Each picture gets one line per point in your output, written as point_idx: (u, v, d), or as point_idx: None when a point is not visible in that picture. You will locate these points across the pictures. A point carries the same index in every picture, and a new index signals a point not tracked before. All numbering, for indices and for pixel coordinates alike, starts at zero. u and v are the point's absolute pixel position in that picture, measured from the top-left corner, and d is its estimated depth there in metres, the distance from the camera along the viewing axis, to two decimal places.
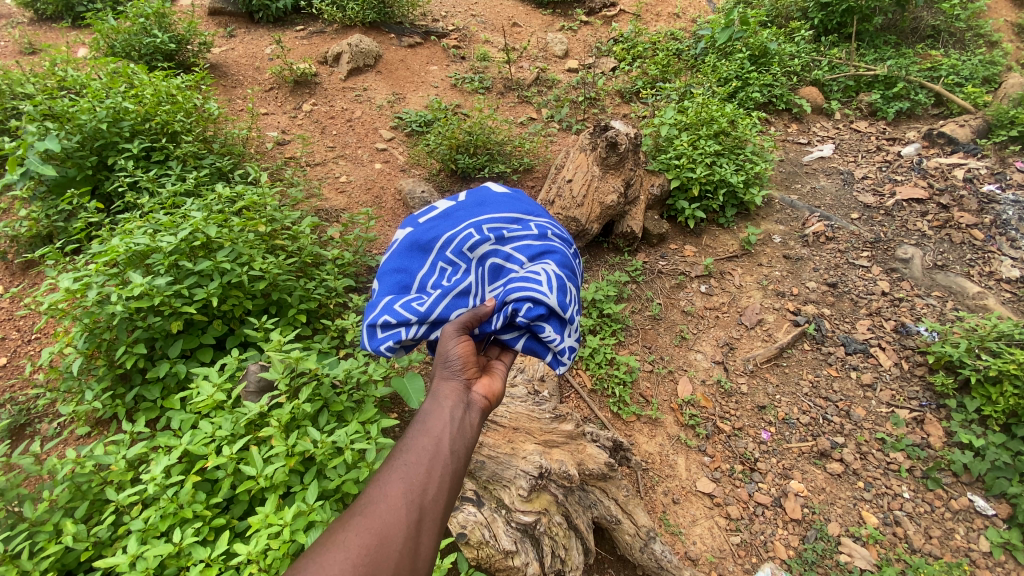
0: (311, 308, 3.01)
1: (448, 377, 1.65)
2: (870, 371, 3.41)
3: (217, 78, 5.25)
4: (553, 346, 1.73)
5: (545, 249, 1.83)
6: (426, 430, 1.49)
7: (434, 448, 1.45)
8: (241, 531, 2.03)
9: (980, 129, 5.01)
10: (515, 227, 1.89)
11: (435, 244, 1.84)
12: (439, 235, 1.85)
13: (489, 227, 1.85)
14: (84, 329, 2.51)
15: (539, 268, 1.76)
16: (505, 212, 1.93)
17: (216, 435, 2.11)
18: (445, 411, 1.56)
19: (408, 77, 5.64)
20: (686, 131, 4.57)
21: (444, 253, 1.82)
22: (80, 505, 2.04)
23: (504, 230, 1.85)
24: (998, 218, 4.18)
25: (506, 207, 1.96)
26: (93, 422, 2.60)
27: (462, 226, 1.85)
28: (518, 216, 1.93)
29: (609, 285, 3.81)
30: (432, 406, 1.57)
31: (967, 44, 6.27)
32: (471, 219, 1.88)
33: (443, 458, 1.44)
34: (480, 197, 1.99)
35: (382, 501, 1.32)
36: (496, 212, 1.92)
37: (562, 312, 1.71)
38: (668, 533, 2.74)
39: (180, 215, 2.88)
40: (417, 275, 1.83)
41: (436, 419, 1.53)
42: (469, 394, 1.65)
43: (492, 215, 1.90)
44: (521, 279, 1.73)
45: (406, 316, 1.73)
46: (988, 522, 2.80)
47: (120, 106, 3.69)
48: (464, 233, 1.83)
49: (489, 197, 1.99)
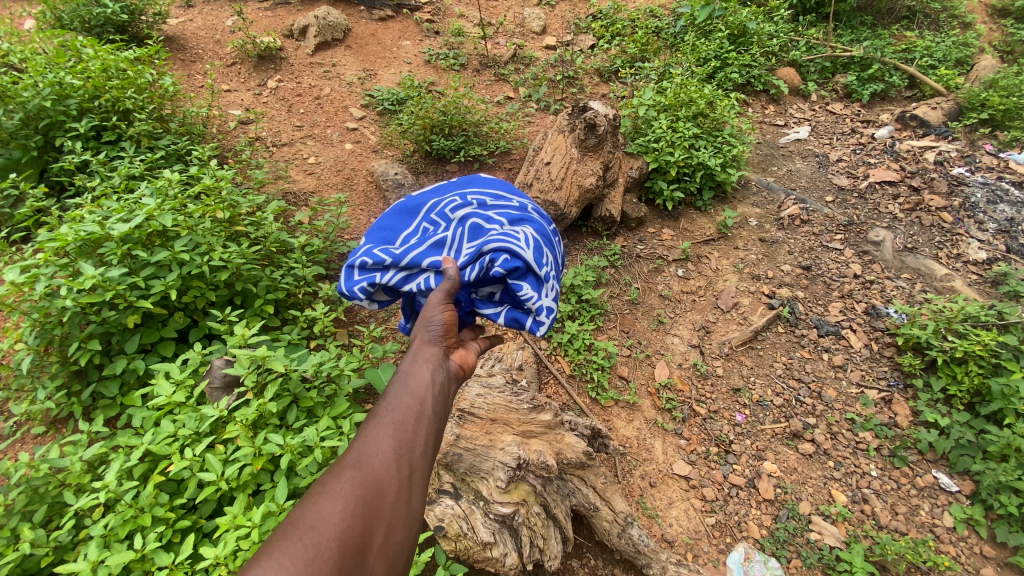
0: (278, 298, 2.90)
1: (429, 340, 1.57)
2: (841, 352, 3.48)
3: (173, 52, 4.92)
4: (529, 304, 1.62)
5: (527, 219, 1.76)
6: (410, 390, 1.42)
7: (419, 408, 1.38)
8: (210, 532, 1.97)
9: (951, 111, 5.08)
10: (502, 199, 1.83)
11: (422, 207, 1.80)
12: (435, 200, 1.80)
13: (475, 195, 1.80)
14: (34, 325, 2.37)
15: (518, 229, 1.68)
16: (495, 188, 1.88)
17: (179, 434, 2.02)
18: (427, 372, 1.49)
19: (379, 53, 5.41)
20: (665, 112, 4.48)
21: (429, 213, 1.78)
22: (37, 509, 1.94)
23: (490, 199, 1.80)
24: (967, 201, 4.28)
25: (496, 185, 1.91)
26: (48, 421, 2.48)
27: (449, 194, 1.81)
28: (507, 193, 1.88)
29: (587, 270, 3.76)
30: (414, 367, 1.49)
31: (941, 25, 6.30)
32: (459, 191, 1.84)
33: (429, 417, 1.39)
34: (473, 178, 1.95)
35: (370, 459, 1.24)
36: (485, 187, 1.87)
37: (539, 270, 1.62)
38: (645, 516, 2.79)
39: (133, 200, 2.70)
40: (402, 233, 1.77)
41: (419, 380, 1.46)
42: (448, 358, 1.59)
43: (480, 188, 1.85)
44: (500, 234, 1.64)
45: (383, 258, 1.67)
46: (951, 498, 2.89)
47: (65, 82, 3.45)
48: (454, 197, 1.79)
49: (482, 177, 1.96)
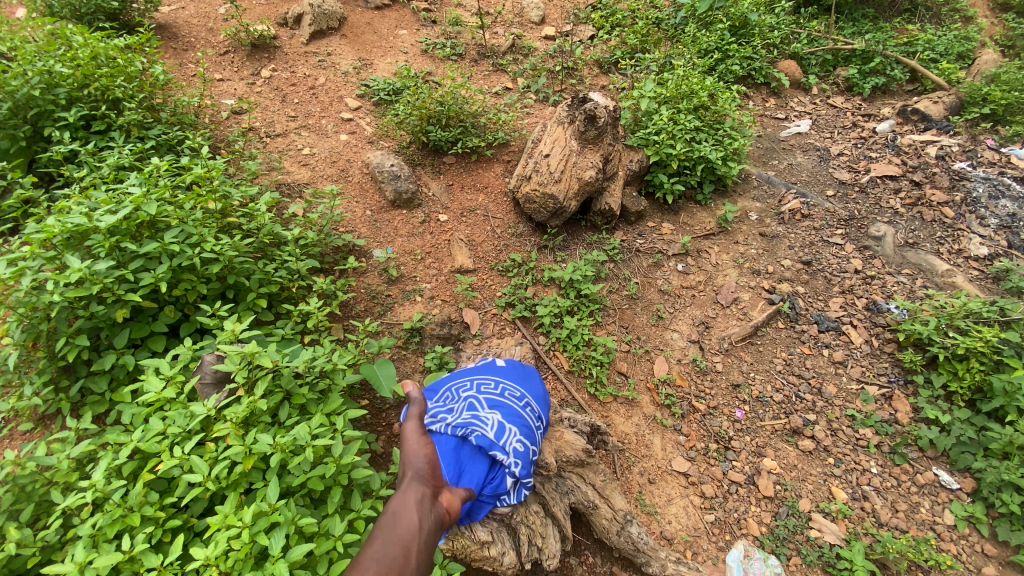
0: (272, 292, 2.84)
1: (416, 475, 1.58)
2: (841, 348, 3.45)
3: (164, 40, 4.81)
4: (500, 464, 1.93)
5: (515, 411, 2.14)
6: (396, 524, 1.40)
7: (405, 543, 1.37)
8: (201, 531, 1.92)
9: (953, 106, 5.04)
10: (505, 392, 2.25)
11: (447, 389, 2.31)
12: (450, 387, 2.32)
13: (482, 388, 2.25)
14: (20, 319, 2.31)
15: (500, 416, 2.05)
16: (504, 381, 2.34)
17: (168, 431, 1.96)
18: (414, 502, 1.47)
19: (374, 42, 5.31)
20: (666, 105, 4.41)
21: (450, 391, 2.28)
22: (25, 508, 1.89)
23: (494, 392, 2.24)
24: (968, 196, 4.24)
25: (506, 377, 2.39)
26: (36, 418, 2.42)
27: (467, 382, 2.32)
28: (513, 386, 2.32)
29: (586, 264, 3.70)
30: (400, 500, 1.48)
31: (942, 18, 6.24)
32: (475, 379, 2.33)
33: (416, 555, 1.36)
34: (491, 369, 2.45)
35: None
36: (498, 380, 2.35)
37: (506, 443, 1.95)
38: (644, 513, 2.76)
39: (121, 191, 2.62)
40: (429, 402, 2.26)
41: (405, 511, 1.45)
42: (437, 490, 1.57)
43: (491, 380, 2.33)
44: (484, 416, 2.03)
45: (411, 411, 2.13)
46: (952, 496, 2.87)
47: (54, 70, 3.35)
48: (465, 385, 2.30)
49: (497, 369, 2.45)
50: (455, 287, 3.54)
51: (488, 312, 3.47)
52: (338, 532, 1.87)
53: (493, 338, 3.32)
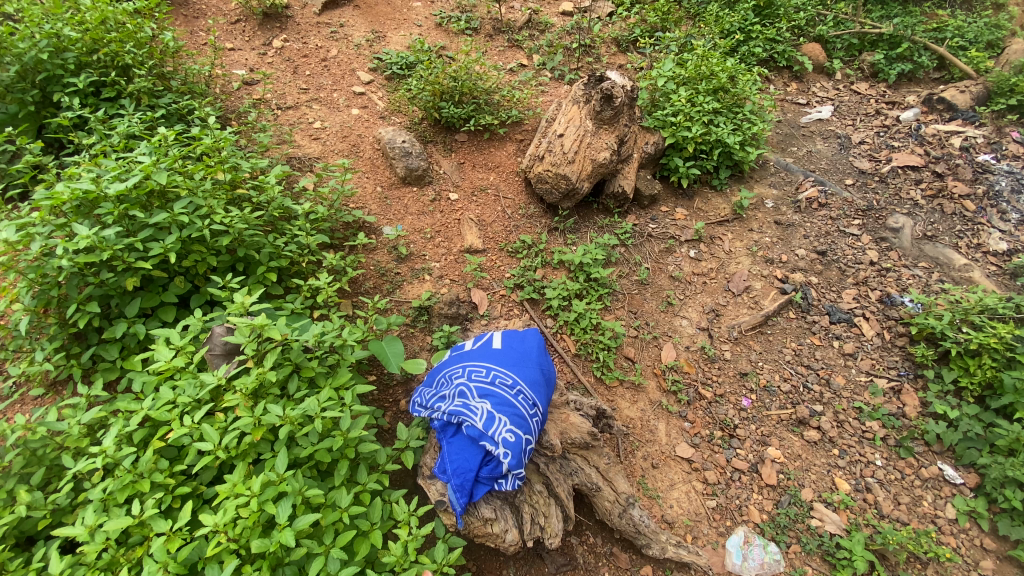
0: (281, 266, 2.84)
1: None
2: (852, 340, 3.42)
3: (176, 7, 4.72)
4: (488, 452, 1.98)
5: (504, 396, 2.09)
6: None
7: None
8: (209, 499, 1.95)
9: (979, 96, 4.88)
10: (498, 375, 2.19)
11: (450, 369, 2.33)
12: (451, 368, 2.33)
13: (478, 371, 2.21)
14: (31, 285, 2.32)
15: (488, 403, 2.05)
16: (498, 364, 2.26)
17: (179, 400, 1.98)
18: None
19: (388, 14, 5.21)
20: (684, 86, 4.30)
21: (451, 373, 2.29)
22: (36, 471, 1.93)
23: (487, 375, 2.18)
24: (991, 189, 4.13)
25: (501, 359, 2.29)
26: (47, 384, 2.46)
27: (465, 364, 2.29)
28: (507, 369, 2.23)
29: (597, 248, 3.65)
30: None
31: (973, 4, 6.00)
32: (472, 362, 2.29)
33: None
34: (489, 350, 2.37)
35: None
36: (492, 362, 2.27)
37: (489, 431, 1.97)
38: (646, 497, 2.78)
39: (130, 159, 2.60)
40: (437, 382, 2.32)
41: None
42: None
43: (485, 363, 2.26)
44: (471, 405, 2.05)
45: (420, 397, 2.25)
46: (955, 490, 2.86)
47: (63, 33, 3.30)
48: (462, 368, 2.28)
49: (495, 351, 2.36)
50: (464, 267, 3.52)
51: (496, 293, 3.45)
52: (344, 504, 1.90)
53: (500, 319, 3.32)
